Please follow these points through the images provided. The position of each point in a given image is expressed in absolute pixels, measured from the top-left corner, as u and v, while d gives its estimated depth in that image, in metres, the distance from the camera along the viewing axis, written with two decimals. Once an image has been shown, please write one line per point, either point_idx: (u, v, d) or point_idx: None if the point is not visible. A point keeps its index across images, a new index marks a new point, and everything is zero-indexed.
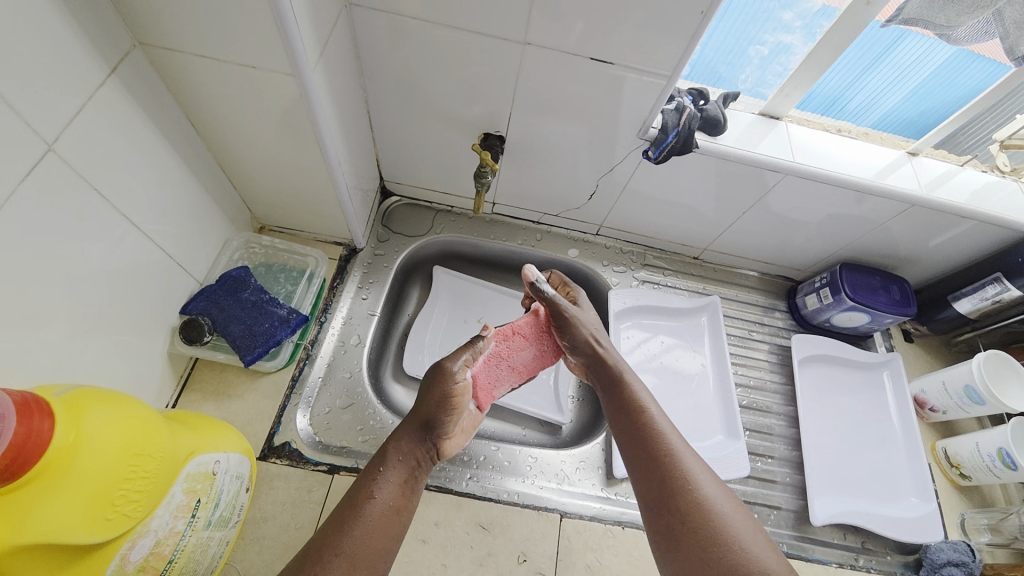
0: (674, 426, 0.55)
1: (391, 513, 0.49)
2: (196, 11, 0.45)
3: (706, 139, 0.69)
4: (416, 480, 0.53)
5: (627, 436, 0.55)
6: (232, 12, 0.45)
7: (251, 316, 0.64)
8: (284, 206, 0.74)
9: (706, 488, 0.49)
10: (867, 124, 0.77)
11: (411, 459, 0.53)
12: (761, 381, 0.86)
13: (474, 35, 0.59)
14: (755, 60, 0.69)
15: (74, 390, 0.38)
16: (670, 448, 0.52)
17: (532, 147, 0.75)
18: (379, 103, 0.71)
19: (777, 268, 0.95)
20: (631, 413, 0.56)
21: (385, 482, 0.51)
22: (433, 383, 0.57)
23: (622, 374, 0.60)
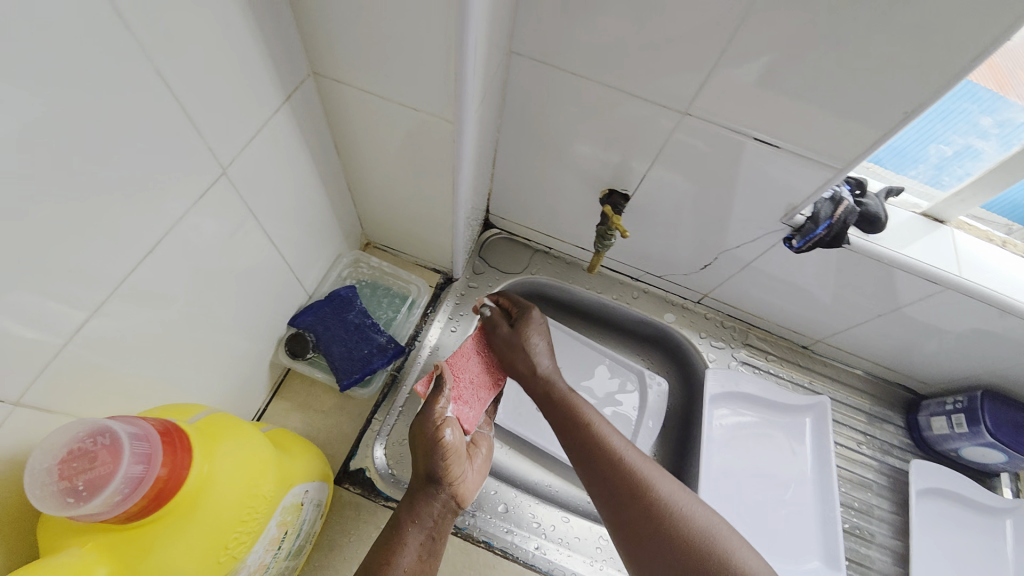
0: (614, 428, 0.60)
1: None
2: (378, 54, 0.45)
3: (859, 236, 0.62)
4: (436, 545, 0.51)
5: (585, 458, 0.58)
6: (413, 63, 0.45)
7: (353, 338, 0.64)
8: (397, 229, 0.74)
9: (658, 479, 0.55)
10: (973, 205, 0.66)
11: (429, 520, 0.51)
12: (866, 505, 0.78)
13: (632, 98, 0.56)
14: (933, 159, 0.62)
15: (202, 419, 0.39)
16: (631, 459, 0.56)
17: (658, 210, 0.71)
18: (510, 143, 0.70)
19: (895, 375, 0.84)
20: (583, 431, 0.59)
21: (404, 550, 0.48)
22: (419, 442, 0.54)
23: (567, 394, 0.63)
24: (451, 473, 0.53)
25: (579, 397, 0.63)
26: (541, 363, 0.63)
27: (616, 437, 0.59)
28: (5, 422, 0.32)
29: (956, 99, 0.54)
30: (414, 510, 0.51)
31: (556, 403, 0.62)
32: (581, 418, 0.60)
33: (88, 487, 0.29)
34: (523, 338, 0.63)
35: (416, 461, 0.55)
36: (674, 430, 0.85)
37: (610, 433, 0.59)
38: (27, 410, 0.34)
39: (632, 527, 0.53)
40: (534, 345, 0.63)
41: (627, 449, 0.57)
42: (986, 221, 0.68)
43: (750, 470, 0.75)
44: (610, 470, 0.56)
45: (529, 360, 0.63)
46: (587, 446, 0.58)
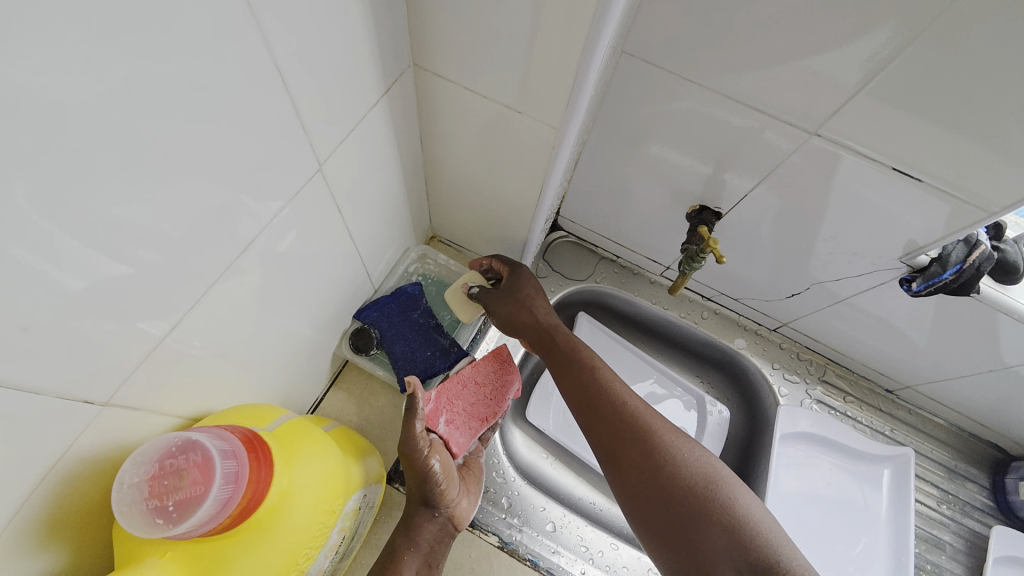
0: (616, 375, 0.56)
1: None
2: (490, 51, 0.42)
3: (992, 285, 0.55)
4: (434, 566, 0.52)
5: (587, 401, 0.54)
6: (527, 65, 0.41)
7: (416, 339, 0.63)
8: (467, 226, 0.71)
9: (659, 424, 0.51)
10: None
11: (427, 543, 0.51)
12: (940, 569, 0.71)
13: (752, 112, 0.50)
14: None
15: (280, 427, 0.37)
16: (630, 403, 0.53)
17: (752, 233, 0.65)
18: (597, 148, 0.66)
19: (989, 433, 0.77)
20: (582, 376, 0.55)
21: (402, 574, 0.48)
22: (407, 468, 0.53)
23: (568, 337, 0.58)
24: (444, 499, 0.53)
25: (580, 342, 0.59)
26: (539, 312, 0.60)
27: (620, 384, 0.55)
28: (97, 420, 0.31)
29: None
30: (409, 539, 0.51)
31: (552, 347, 0.58)
32: (580, 364, 0.56)
33: (178, 508, 0.29)
34: (522, 292, 0.60)
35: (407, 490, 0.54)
36: (732, 463, 0.79)
37: (611, 377, 0.55)
38: (119, 406, 0.33)
39: (632, 471, 0.49)
40: (530, 292, 0.61)
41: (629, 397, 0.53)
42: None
43: (818, 520, 0.69)
44: (614, 415, 0.52)
45: (529, 307, 0.60)
46: (589, 390, 0.54)
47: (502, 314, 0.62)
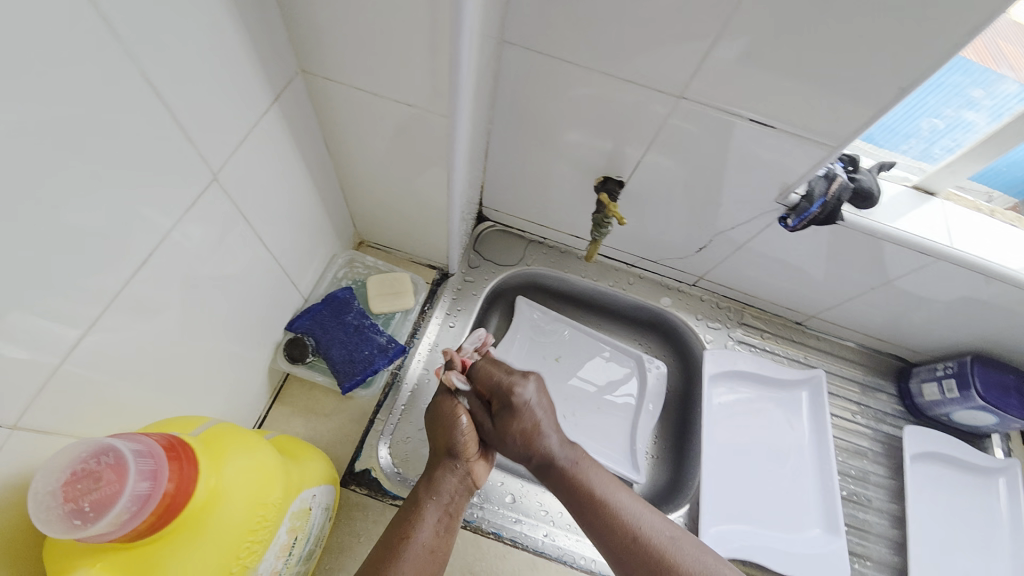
0: (632, 498, 0.56)
1: (429, 556, 0.52)
2: (370, 49, 0.44)
3: (853, 212, 0.63)
4: (451, 522, 0.55)
5: (602, 537, 0.54)
6: (406, 58, 0.44)
7: (353, 340, 0.63)
8: (391, 225, 0.72)
9: (683, 555, 0.53)
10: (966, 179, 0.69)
11: (449, 496, 0.56)
12: (863, 472, 0.78)
13: (626, 83, 0.55)
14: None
15: (207, 429, 0.38)
16: (647, 531, 0.54)
17: (654, 195, 0.71)
18: (503, 136, 0.69)
19: (887, 346, 0.87)
20: (595, 511, 0.55)
21: (424, 523, 0.53)
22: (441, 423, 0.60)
23: (574, 467, 0.58)
24: (467, 454, 0.58)
25: (589, 467, 0.58)
26: (543, 441, 0.58)
27: (633, 507, 0.55)
28: (6, 444, 0.31)
29: (947, 72, 0.55)
30: (432, 492, 0.55)
31: (566, 484, 0.57)
32: (595, 498, 0.56)
33: (95, 508, 0.29)
34: (530, 426, 0.58)
35: (434, 451, 0.59)
36: (674, 412, 0.86)
37: (626, 505, 0.55)
38: (29, 431, 0.33)
39: None
40: (533, 419, 0.58)
41: (645, 525, 0.54)
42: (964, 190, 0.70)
43: (750, 443, 0.76)
44: (631, 548, 0.53)
45: (536, 443, 0.58)
46: (602, 524, 0.54)
47: (506, 446, 0.60)
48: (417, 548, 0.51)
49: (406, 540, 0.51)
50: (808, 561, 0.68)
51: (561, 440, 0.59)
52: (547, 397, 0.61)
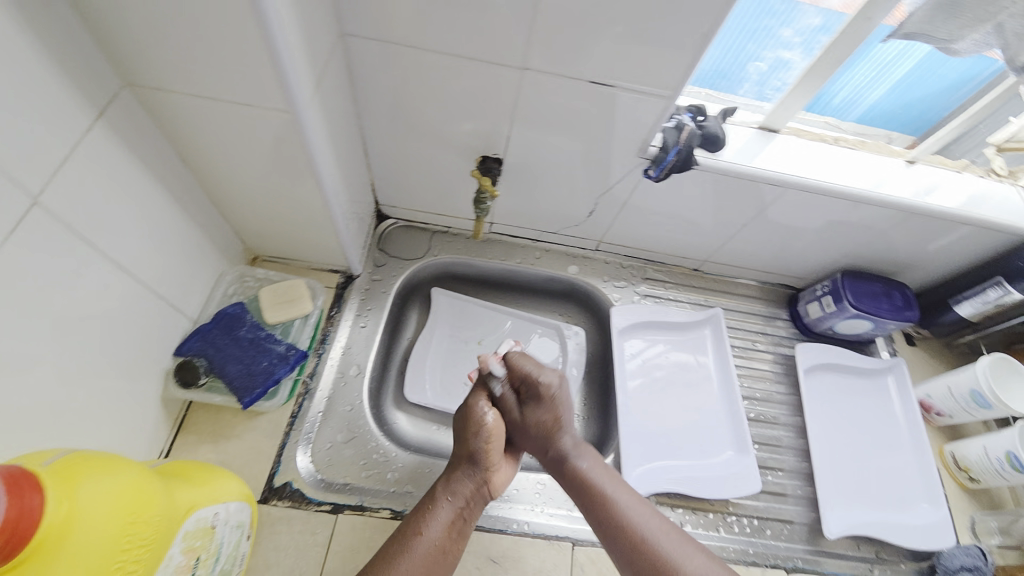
0: (636, 500, 0.62)
1: (439, 553, 0.56)
2: (191, 51, 0.44)
3: (706, 156, 0.68)
4: (463, 525, 0.60)
5: (606, 534, 0.60)
6: (229, 56, 0.44)
7: (249, 354, 0.62)
8: (279, 236, 0.71)
9: (685, 561, 0.57)
10: (850, 119, 0.78)
11: (463, 500, 0.60)
12: (767, 393, 0.85)
13: (472, 61, 0.57)
14: (860, 79, 0.72)
15: (63, 458, 0.37)
16: (648, 530, 0.59)
17: (534, 169, 0.73)
18: (376, 134, 0.70)
19: (776, 277, 0.95)
20: (599, 506, 0.61)
21: (435, 519, 0.58)
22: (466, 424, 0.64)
23: (585, 470, 0.64)
24: (488, 462, 0.62)
25: (596, 468, 0.64)
26: (561, 440, 0.66)
27: (634, 506, 0.61)
28: None
29: (757, 16, 0.61)
30: (448, 491, 0.60)
31: (578, 484, 0.63)
32: (599, 493, 0.62)
33: None
34: (551, 426, 0.66)
35: (458, 450, 0.64)
36: (597, 372, 0.90)
37: (629, 504, 0.61)
38: None
39: None
40: (554, 417, 0.66)
41: (637, 516, 0.60)
42: (870, 135, 0.80)
43: (661, 386, 0.81)
44: (629, 538, 0.59)
45: (555, 443, 0.66)
46: (602, 516, 0.61)
47: (533, 447, 0.68)
48: (423, 540, 0.56)
49: (417, 536, 0.56)
50: (725, 482, 0.73)
51: (574, 443, 0.67)
52: (567, 396, 0.67)
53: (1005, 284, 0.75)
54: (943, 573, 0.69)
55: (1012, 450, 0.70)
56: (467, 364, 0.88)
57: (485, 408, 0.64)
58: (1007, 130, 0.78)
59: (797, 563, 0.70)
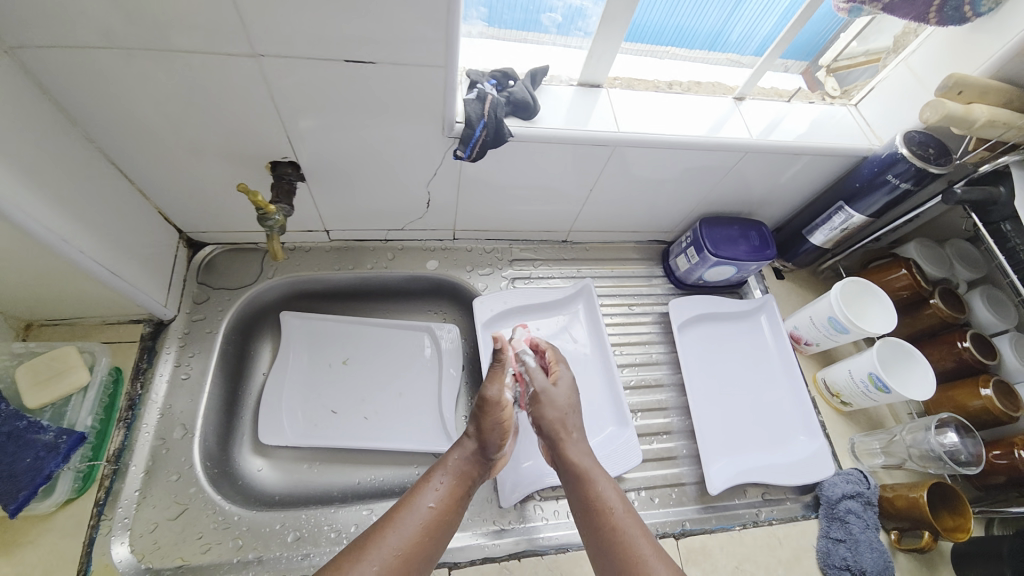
0: (639, 524, 0.55)
1: (433, 526, 0.55)
2: None
3: (520, 124, 0.62)
4: (463, 498, 0.60)
5: (601, 548, 0.54)
6: None
7: (5, 454, 0.51)
8: (39, 299, 0.58)
9: None
10: (750, 52, 0.74)
11: (460, 477, 0.60)
12: (648, 356, 0.83)
13: (192, 55, 0.46)
14: (750, 14, 0.68)
15: None
16: (641, 552, 0.52)
17: (340, 168, 0.64)
18: (131, 157, 0.58)
19: (645, 235, 0.92)
20: (601, 517, 0.56)
21: (432, 492, 0.58)
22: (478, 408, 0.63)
23: (588, 473, 0.59)
24: (496, 446, 0.62)
25: (605, 481, 0.59)
26: (569, 443, 0.63)
27: (632, 527, 0.55)
28: None
29: None
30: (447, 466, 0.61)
31: (581, 487, 0.59)
32: (603, 504, 0.57)
33: None
34: (553, 431, 0.63)
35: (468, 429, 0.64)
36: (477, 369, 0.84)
37: (630, 525, 0.55)
38: None
39: None
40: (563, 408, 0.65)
41: (626, 526, 0.55)
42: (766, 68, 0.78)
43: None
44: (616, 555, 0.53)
45: (560, 450, 0.62)
46: (597, 523, 0.56)
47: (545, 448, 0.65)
48: (427, 510, 0.56)
49: (414, 507, 0.56)
50: (608, 459, 0.71)
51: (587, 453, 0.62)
52: (571, 402, 0.66)
53: (847, 208, 0.74)
54: (826, 502, 0.70)
55: (872, 371, 0.70)
56: (333, 390, 0.79)
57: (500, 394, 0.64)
58: (837, 49, 0.76)
59: (687, 527, 0.68)
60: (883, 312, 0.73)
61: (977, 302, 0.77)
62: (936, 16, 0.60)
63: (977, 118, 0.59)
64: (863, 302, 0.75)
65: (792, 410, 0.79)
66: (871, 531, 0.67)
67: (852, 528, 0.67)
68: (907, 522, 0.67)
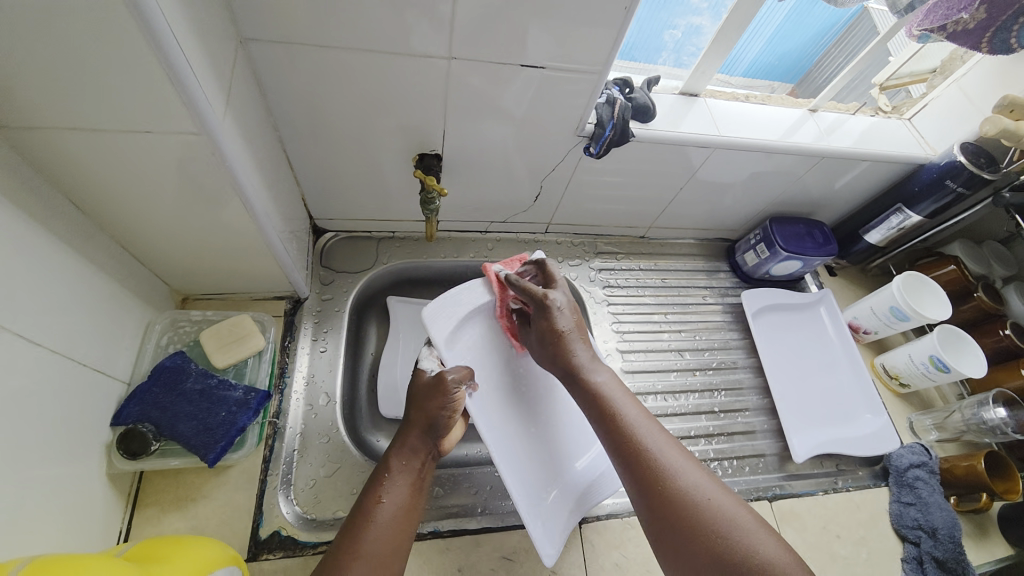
0: (640, 409, 0.54)
1: (403, 514, 0.52)
2: (116, 77, 0.37)
3: (639, 127, 0.70)
4: (423, 482, 0.55)
5: (607, 433, 0.53)
6: (127, 90, 0.38)
7: (202, 408, 0.58)
8: (206, 272, 0.64)
9: (685, 477, 0.47)
10: (737, 73, 0.84)
11: (414, 467, 0.55)
12: (724, 341, 0.92)
13: (394, 57, 0.55)
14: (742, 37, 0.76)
15: (36, 557, 0.36)
16: (643, 437, 0.51)
17: (475, 161, 0.72)
18: (300, 143, 0.64)
19: (713, 233, 1.01)
20: (600, 403, 0.55)
21: (391, 486, 0.53)
22: (420, 397, 0.59)
23: (597, 381, 0.57)
24: (447, 429, 0.59)
25: (608, 381, 0.57)
26: (574, 351, 0.59)
27: (632, 410, 0.54)
28: None
29: None
30: (403, 458, 0.55)
31: (586, 389, 0.57)
32: (598, 392, 0.56)
33: None
34: (563, 333, 0.60)
35: (410, 410, 0.59)
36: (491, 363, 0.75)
37: (630, 410, 0.54)
38: None
39: (658, 523, 0.46)
40: (562, 329, 0.60)
41: (622, 400, 0.55)
42: (756, 88, 0.87)
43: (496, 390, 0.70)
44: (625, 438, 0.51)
45: (564, 350, 0.59)
46: (594, 403, 0.56)
47: (543, 353, 0.62)
48: (383, 507, 0.51)
49: (377, 506, 0.51)
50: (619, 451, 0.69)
51: (590, 356, 0.60)
52: (577, 313, 0.63)
53: (906, 209, 0.84)
54: (894, 472, 0.79)
55: (934, 353, 0.79)
56: None
57: (561, 309, 0.61)
58: (889, 69, 0.84)
59: (776, 489, 0.78)
60: (938, 301, 0.83)
61: (1014, 295, 0.86)
62: (989, 46, 0.67)
63: None
64: (919, 293, 0.84)
65: (856, 391, 0.88)
66: (939, 494, 0.75)
67: (920, 492, 0.75)
68: (964, 487, 0.75)
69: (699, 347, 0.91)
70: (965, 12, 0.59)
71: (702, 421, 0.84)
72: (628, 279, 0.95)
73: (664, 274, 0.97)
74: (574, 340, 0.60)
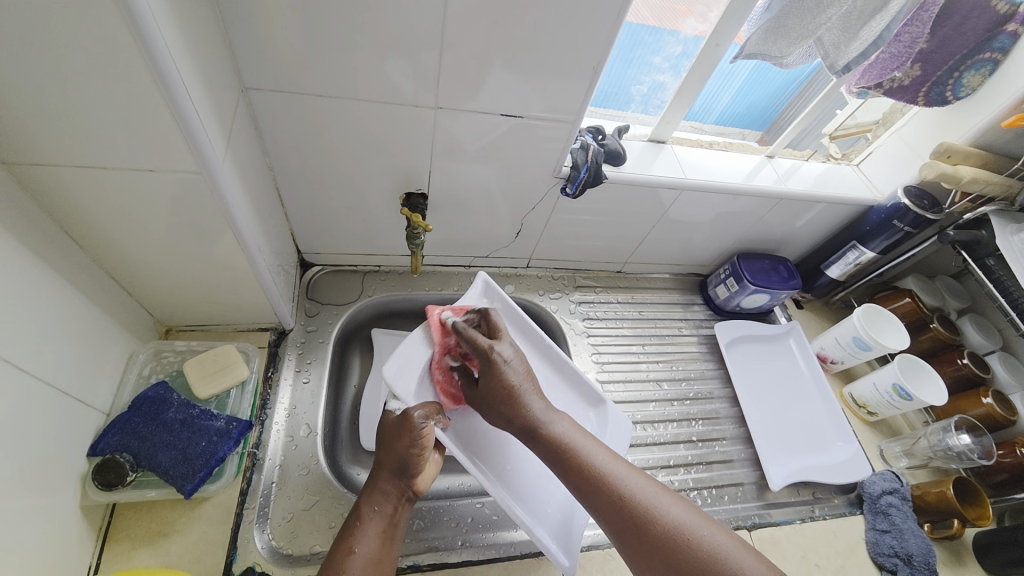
0: (606, 452, 0.54)
1: (374, 563, 0.51)
2: (127, 122, 0.40)
3: (611, 169, 0.76)
4: (395, 528, 0.55)
5: (578, 483, 0.52)
6: (136, 132, 0.41)
7: (183, 438, 0.59)
8: (192, 303, 0.65)
9: (661, 510, 0.48)
10: (709, 121, 0.91)
11: (387, 512, 0.55)
12: (699, 371, 0.95)
13: (385, 105, 0.59)
14: (711, 88, 0.84)
15: None
16: (614, 477, 0.51)
17: (459, 199, 0.76)
18: (292, 182, 0.68)
19: (686, 268, 1.07)
20: (566, 453, 0.54)
21: (363, 535, 0.53)
22: (391, 436, 0.59)
23: (559, 432, 0.56)
24: (417, 467, 0.58)
25: (570, 430, 0.56)
26: (528, 405, 0.57)
27: (599, 454, 0.54)
28: None
29: (633, 47, 0.71)
30: (374, 503, 0.56)
31: (548, 444, 0.55)
32: (558, 443, 0.55)
33: None
34: (512, 391, 0.58)
35: (380, 454, 0.59)
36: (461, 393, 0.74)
37: (597, 454, 0.54)
38: None
39: (645, 557, 0.47)
40: (512, 384, 0.58)
41: (588, 447, 0.55)
42: (727, 135, 0.94)
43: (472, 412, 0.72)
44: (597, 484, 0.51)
45: (519, 408, 0.57)
46: (558, 454, 0.54)
47: (495, 412, 0.59)
48: (353, 558, 0.50)
49: (348, 557, 0.50)
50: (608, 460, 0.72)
51: (546, 406, 0.58)
52: (527, 363, 0.62)
53: (860, 246, 0.91)
54: (868, 499, 0.81)
55: (896, 382, 0.83)
56: None
57: (510, 365, 0.59)
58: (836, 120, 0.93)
59: (755, 519, 0.79)
60: (895, 332, 0.88)
61: (969, 325, 0.92)
62: (926, 99, 0.78)
63: (963, 175, 0.77)
64: (880, 323, 0.89)
65: (827, 419, 0.91)
66: (911, 521, 0.77)
67: (894, 519, 0.77)
68: (935, 514, 0.77)
69: (676, 378, 0.94)
70: (896, 71, 0.68)
71: (681, 450, 0.85)
72: (607, 312, 0.98)
73: (640, 307, 1.01)
74: (523, 400, 0.58)
